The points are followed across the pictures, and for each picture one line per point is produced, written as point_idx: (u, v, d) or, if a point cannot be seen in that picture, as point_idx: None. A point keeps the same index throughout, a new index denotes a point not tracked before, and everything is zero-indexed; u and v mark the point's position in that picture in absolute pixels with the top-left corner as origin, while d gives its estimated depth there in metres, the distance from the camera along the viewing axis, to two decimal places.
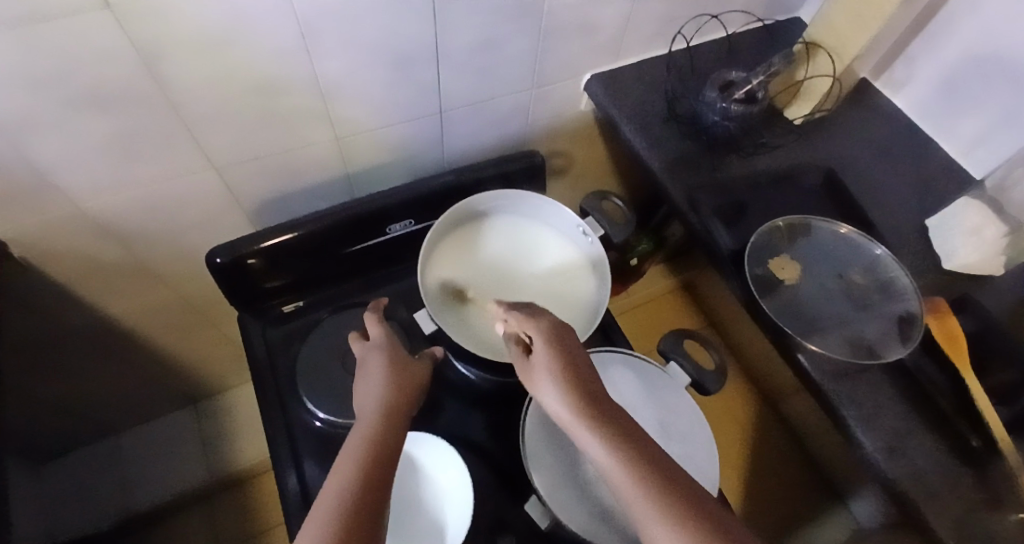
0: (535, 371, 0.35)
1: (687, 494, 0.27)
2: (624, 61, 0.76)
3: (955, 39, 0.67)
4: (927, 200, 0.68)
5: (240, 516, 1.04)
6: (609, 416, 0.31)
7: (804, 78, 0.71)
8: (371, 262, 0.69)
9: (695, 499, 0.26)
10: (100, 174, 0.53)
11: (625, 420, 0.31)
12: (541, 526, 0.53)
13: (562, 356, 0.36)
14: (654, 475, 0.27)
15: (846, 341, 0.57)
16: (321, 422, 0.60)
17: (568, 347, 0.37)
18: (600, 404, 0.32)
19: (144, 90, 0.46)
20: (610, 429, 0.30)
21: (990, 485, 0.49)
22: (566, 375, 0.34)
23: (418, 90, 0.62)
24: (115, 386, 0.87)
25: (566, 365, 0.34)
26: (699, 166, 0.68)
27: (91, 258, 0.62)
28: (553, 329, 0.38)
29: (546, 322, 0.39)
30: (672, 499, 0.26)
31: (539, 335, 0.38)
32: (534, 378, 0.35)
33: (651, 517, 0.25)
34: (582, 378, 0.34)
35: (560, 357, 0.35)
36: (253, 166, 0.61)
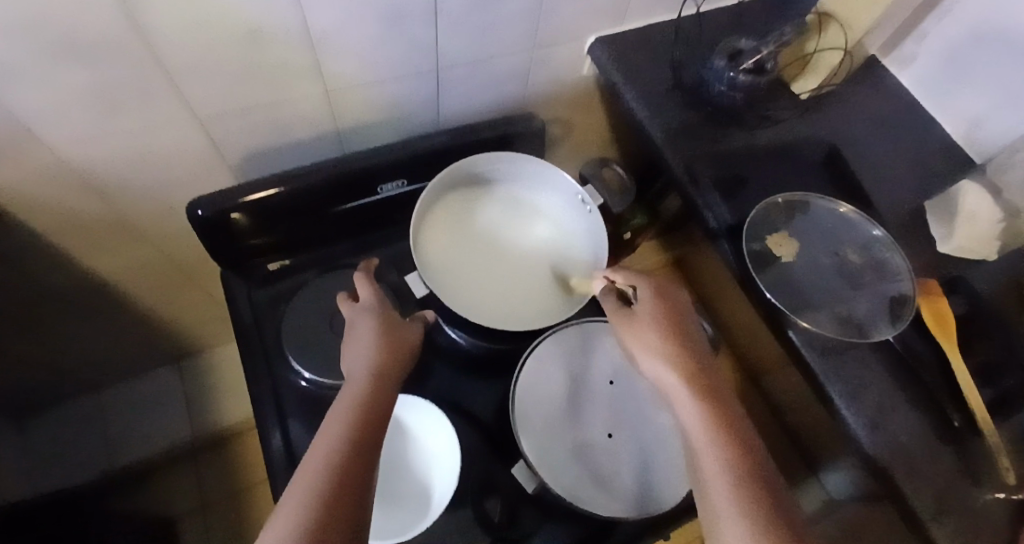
0: (638, 318, 0.46)
1: (734, 423, 0.37)
2: (629, 25, 0.73)
3: (966, 14, 0.65)
4: (926, 180, 0.67)
5: (227, 473, 1.05)
6: (693, 365, 0.41)
7: (813, 51, 0.69)
8: (362, 223, 0.67)
9: (742, 431, 0.36)
10: (78, 123, 0.50)
11: (699, 366, 0.42)
12: (529, 490, 0.54)
13: (665, 316, 0.45)
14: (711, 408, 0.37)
15: (837, 318, 0.57)
16: (307, 382, 0.59)
17: (672, 306, 0.47)
18: (688, 352, 0.42)
19: (123, 36, 0.43)
20: (688, 371, 0.41)
21: (970, 462, 0.50)
22: (663, 330, 0.44)
23: (414, 46, 0.59)
24: (97, 345, 0.86)
25: (666, 322, 0.45)
26: (702, 137, 0.66)
27: (69, 212, 0.59)
28: (656, 289, 0.48)
29: (652, 285, 0.49)
30: (719, 419, 0.37)
31: (647, 291, 0.48)
32: (638, 325, 0.46)
33: (703, 438, 0.36)
34: (676, 331, 0.44)
35: (663, 312, 0.46)
36: (239, 118, 0.59)
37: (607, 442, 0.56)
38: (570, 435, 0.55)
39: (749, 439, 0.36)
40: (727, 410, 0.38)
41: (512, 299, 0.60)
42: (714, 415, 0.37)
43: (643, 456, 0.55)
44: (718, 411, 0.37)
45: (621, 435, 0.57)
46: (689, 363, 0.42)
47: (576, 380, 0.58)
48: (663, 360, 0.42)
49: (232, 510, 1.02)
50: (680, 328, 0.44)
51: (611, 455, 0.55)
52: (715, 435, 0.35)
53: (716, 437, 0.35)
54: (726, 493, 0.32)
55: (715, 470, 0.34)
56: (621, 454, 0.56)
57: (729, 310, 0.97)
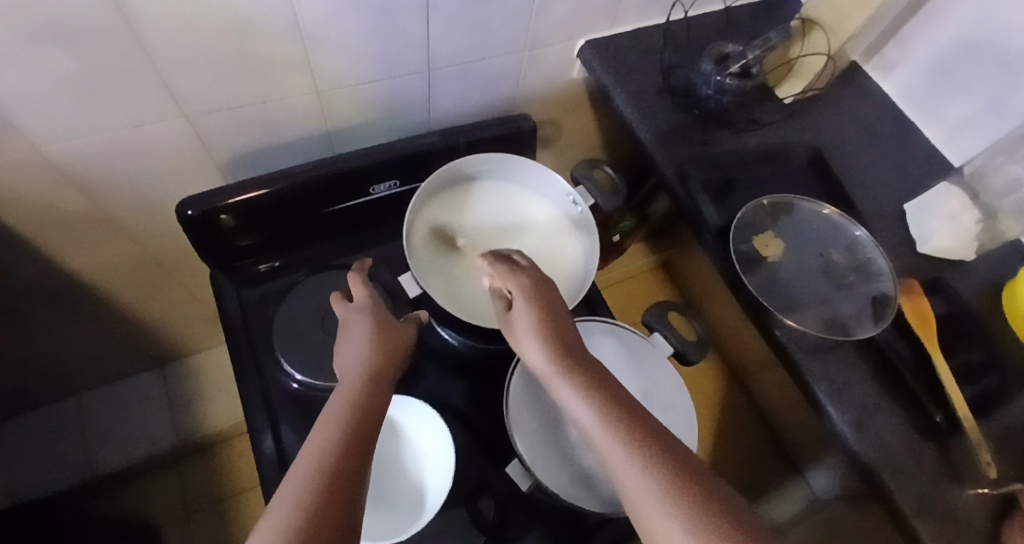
0: (516, 328, 0.42)
1: (634, 416, 0.32)
2: (618, 28, 0.74)
3: (951, 21, 0.67)
4: (908, 183, 0.69)
5: (212, 480, 1.03)
6: (576, 363, 0.37)
7: (798, 56, 0.70)
8: (353, 222, 0.67)
9: (639, 419, 0.32)
10: (60, 115, 0.49)
11: (582, 360, 0.37)
12: (522, 488, 0.54)
13: (538, 314, 0.41)
14: (601, 399, 0.33)
15: (822, 318, 0.59)
16: (298, 384, 0.59)
17: (549, 306, 0.42)
18: (574, 354, 0.38)
19: (106, 25, 0.42)
20: (576, 369, 0.36)
21: (952, 460, 0.51)
22: (545, 335, 0.39)
23: (405, 43, 0.59)
24: (78, 346, 0.84)
25: (545, 326, 0.40)
26: (691, 139, 0.68)
27: (50, 207, 0.58)
28: (533, 293, 0.44)
29: (526, 287, 0.44)
30: (609, 409, 0.33)
31: (520, 295, 0.44)
32: (519, 335, 0.41)
33: (607, 439, 0.31)
34: (555, 334, 0.39)
35: (544, 314, 0.41)
36: (229, 115, 0.58)
37: None
38: (562, 434, 0.55)
39: (649, 423, 0.32)
40: (616, 400, 0.34)
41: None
42: (616, 411, 0.32)
43: None
44: (608, 404, 0.33)
45: None
46: (578, 362, 0.37)
47: None
48: (552, 367, 0.37)
49: (219, 517, 1.01)
50: (556, 324, 0.40)
51: None
52: (616, 433, 0.31)
53: (619, 437, 0.31)
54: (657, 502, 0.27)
55: (625, 466, 0.29)
56: None
57: (716, 311, 0.98)
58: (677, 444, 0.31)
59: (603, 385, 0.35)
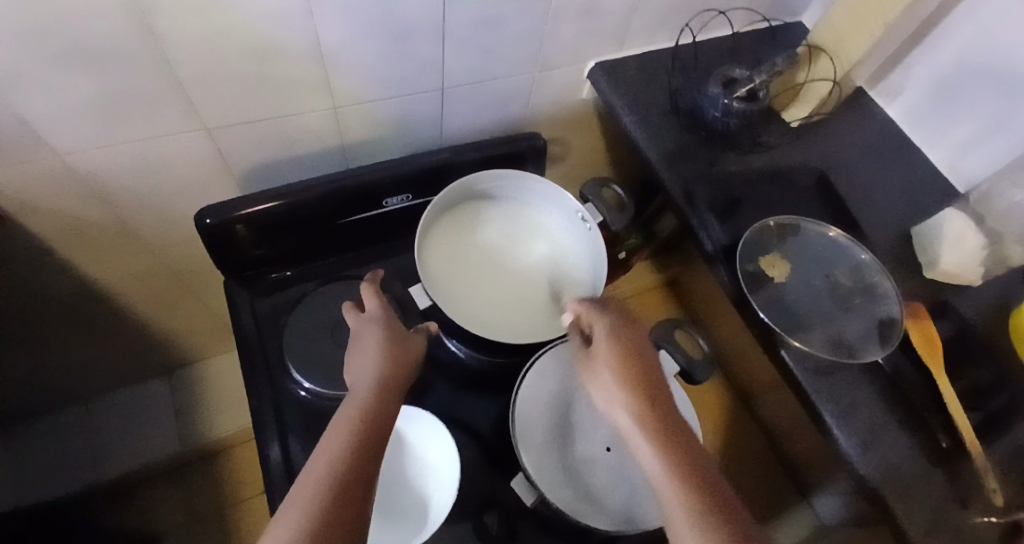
0: (597, 367, 0.41)
1: (715, 498, 0.30)
2: (628, 52, 0.76)
3: (952, 46, 0.68)
4: (914, 207, 0.70)
5: (214, 489, 1.03)
6: (661, 422, 0.35)
7: (803, 81, 0.72)
8: (366, 235, 0.68)
9: (726, 506, 0.30)
10: (87, 129, 0.51)
11: (668, 418, 0.36)
12: (527, 503, 0.53)
13: (623, 360, 0.40)
14: (683, 469, 0.32)
15: (830, 339, 0.59)
16: (307, 392, 0.59)
17: (636, 352, 0.42)
18: (657, 412, 0.36)
19: (135, 45, 0.44)
20: (656, 429, 0.35)
21: (961, 485, 0.51)
22: (626, 381, 0.38)
23: (420, 63, 0.61)
24: (90, 354, 0.85)
25: (628, 373, 0.39)
26: (698, 160, 0.69)
27: (73, 217, 0.60)
28: (617, 335, 0.43)
29: (610, 329, 0.44)
30: (694, 485, 0.31)
31: (604, 334, 0.44)
32: (598, 376, 0.41)
33: (681, 516, 0.29)
34: (641, 383, 0.38)
35: (627, 361, 0.40)
36: (248, 130, 0.60)
37: (604, 456, 0.57)
38: (569, 449, 0.57)
39: (734, 513, 0.30)
40: (700, 476, 0.31)
41: (513, 312, 0.60)
42: (696, 488, 0.30)
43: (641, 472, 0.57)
44: (693, 478, 0.31)
45: (618, 450, 0.58)
46: (660, 423, 0.35)
47: (578, 394, 0.59)
48: (631, 419, 0.36)
49: (220, 526, 1.00)
50: (641, 371, 0.39)
51: (608, 470, 0.57)
52: (694, 508, 0.29)
53: (698, 521, 0.28)
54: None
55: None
56: (617, 469, 0.57)
57: (722, 332, 0.99)
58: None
59: (684, 451, 0.33)
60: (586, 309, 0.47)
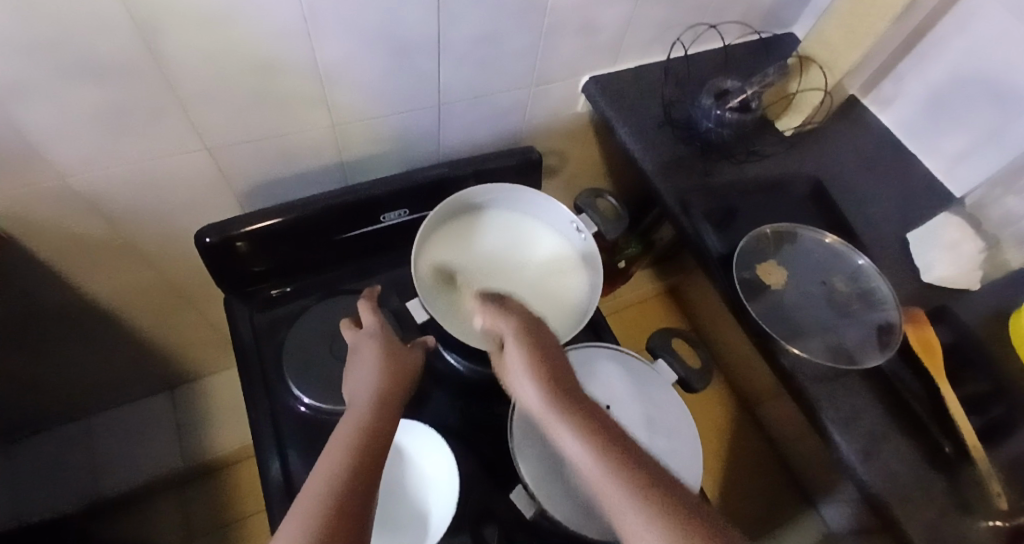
0: (512, 372, 0.40)
1: (639, 464, 0.30)
2: (622, 65, 0.77)
3: (944, 61, 0.69)
4: (910, 213, 0.70)
5: (216, 506, 1.02)
6: (576, 409, 0.34)
7: (796, 90, 0.73)
8: (364, 249, 0.69)
9: (637, 460, 0.30)
10: (90, 148, 0.52)
11: (574, 394, 0.36)
12: (528, 515, 0.53)
13: (529, 350, 0.40)
14: (597, 439, 0.32)
15: (828, 346, 0.59)
16: (306, 407, 0.59)
17: (543, 347, 0.40)
18: (569, 399, 0.35)
19: (139, 65, 0.46)
20: (574, 413, 0.34)
21: (963, 491, 0.50)
22: (535, 370, 0.38)
23: (417, 80, 0.62)
24: (92, 369, 0.85)
25: (535, 362, 0.38)
26: (693, 170, 0.69)
27: (74, 235, 0.61)
28: (525, 332, 0.42)
29: (515, 325, 0.43)
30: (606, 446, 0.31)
31: (510, 334, 0.42)
32: (514, 380, 0.39)
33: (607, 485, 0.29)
34: (548, 370, 0.38)
35: (538, 356, 0.39)
36: (248, 148, 0.61)
37: None
38: None
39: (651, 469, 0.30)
40: (613, 439, 0.32)
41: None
42: (618, 463, 0.30)
43: None
44: (606, 442, 0.31)
45: None
46: (565, 397, 0.35)
47: None
48: (545, 405, 0.35)
49: None
50: (548, 358, 0.39)
51: None
52: (608, 470, 0.29)
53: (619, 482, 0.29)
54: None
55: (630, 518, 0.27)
56: None
57: (723, 338, 0.98)
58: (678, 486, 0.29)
59: (594, 420, 0.33)
60: (489, 313, 0.46)
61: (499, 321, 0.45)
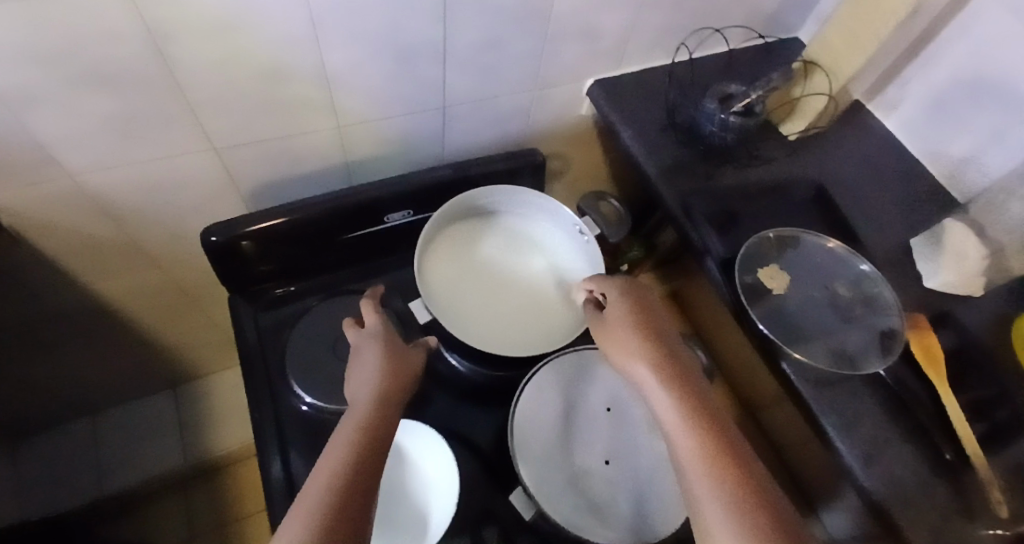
0: (609, 325, 0.47)
1: (715, 421, 0.36)
2: (626, 69, 0.77)
3: (949, 60, 0.69)
4: (913, 219, 0.70)
5: (217, 504, 1.03)
6: (670, 369, 0.41)
7: (799, 95, 0.74)
8: (368, 250, 0.69)
9: (719, 423, 0.36)
10: (98, 150, 0.52)
11: (676, 359, 0.42)
12: (526, 516, 0.54)
13: (635, 317, 0.46)
14: (686, 400, 0.38)
15: (832, 351, 0.58)
16: (308, 406, 0.60)
17: (649, 317, 0.47)
18: (663, 357, 0.42)
19: (148, 71, 0.46)
20: (671, 377, 0.40)
21: (965, 497, 0.50)
22: (639, 330, 0.45)
23: (422, 84, 0.63)
24: (97, 369, 0.86)
25: (639, 324, 0.45)
26: (696, 174, 0.69)
27: (83, 235, 0.61)
28: (629, 297, 0.49)
29: (625, 291, 0.50)
30: (695, 408, 0.37)
31: (616, 296, 0.50)
32: (609, 333, 0.47)
33: (683, 433, 0.36)
34: (648, 333, 0.44)
35: (638, 321, 0.46)
36: (253, 150, 0.61)
37: (604, 469, 0.56)
38: (569, 460, 0.56)
39: (728, 431, 0.36)
40: (701, 404, 0.38)
41: (513, 326, 0.61)
42: (697, 418, 0.36)
43: (640, 484, 0.55)
44: (695, 405, 0.38)
45: (618, 463, 0.57)
46: (662, 359, 0.42)
47: (576, 406, 0.59)
48: (639, 364, 0.42)
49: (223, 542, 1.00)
50: (652, 324, 0.46)
51: (607, 482, 0.55)
52: (688, 425, 0.36)
53: (697, 437, 0.35)
54: (719, 506, 0.31)
55: (693, 464, 0.34)
56: (616, 482, 0.56)
57: (726, 343, 0.99)
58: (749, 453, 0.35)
59: (686, 387, 0.39)
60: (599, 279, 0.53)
61: (604, 285, 0.52)
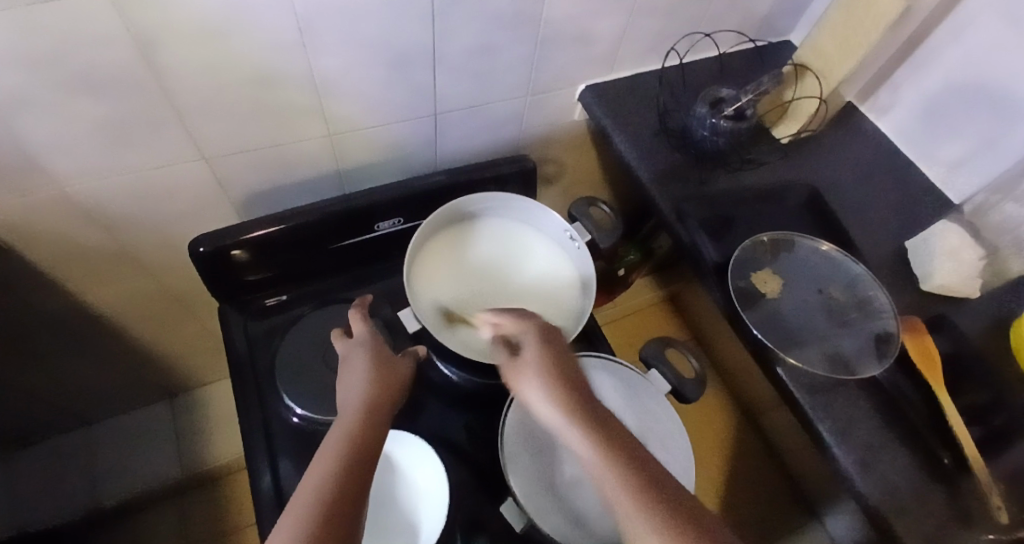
0: (526, 377, 0.40)
1: (676, 505, 0.31)
2: (617, 74, 0.77)
3: (940, 68, 0.69)
4: (908, 221, 0.70)
5: (212, 516, 1.01)
6: (606, 436, 0.34)
7: (791, 98, 0.73)
8: (360, 258, 0.69)
9: (675, 502, 0.31)
10: (87, 159, 0.52)
11: (605, 423, 0.36)
12: (517, 528, 0.53)
13: (555, 369, 0.39)
14: (632, 478, 0.31)
15: (826, 356, 0.58)
16: (298, 418, 0.59)
17: (564, 368, 0.40)
18: (594, 420, 0.35)
19: (136, 77, 0.46)
20: (608, 449, 0.33)
21: (962, 502, 0.49)
22: (560, 388, 0.37)
23: (412, 91, 0.62)
24: (91, 378, 0.86)
25: (559, 380, 0.38)
26: (689, 179, 0.69)
27: (73, 245, 0.61)
28: (544, 342, 0.42)
29: (539, 336, 0.42)
30: (640, 485, 0.31)
31: (531, 343, 0.42)
32: (528, 388, 0.39)
33: (643, 528, 0.29)
34: (572, 389, 0.38)
35: (559, 377, 0.38)
36: (244, 158, 0.61)
37: None
38: (559, 470, 0.55)
39: (688, 507, 0.31)
40: (650, 483, 0.32)
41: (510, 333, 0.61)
42: (647, 498, 0.30)
43: None
44: (642, 482, 0.31)
45: None
46: (590, 425, 0.35)
47: None
48: (572, 433, 0.35)
49: None
50: (570, 377, 0.39)
51: None
52: (645, 511, 0.30)
53: (660, 529, 0.29)
54: None
55: None
56: None
57: (723, 348, 0.98)
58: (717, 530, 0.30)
59: (626, 458, 0.33)
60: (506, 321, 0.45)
61: (515, 328, 0.44)
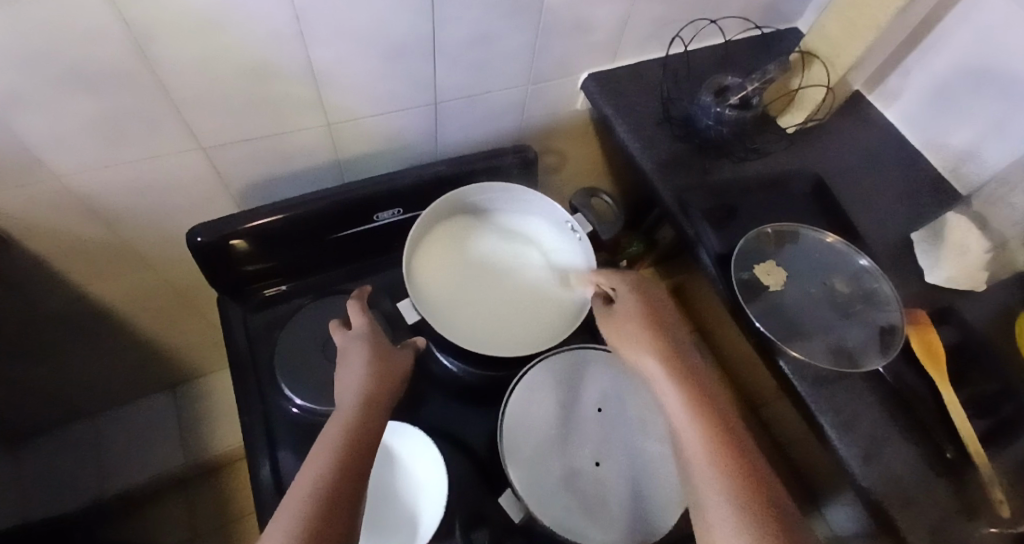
0: (624, 320, 0.52)
1: (716, 413, 0.40)
2: (620, 62, 0.76)
3: (951, 51, 0.67)
4: (914, 212, 0.69)
5: (217, 504, 1.03)
6: (676, 359, 0.46)
7: (798, 87, 0.72)
8: (359, 249, 0.68)
9: (711, 397, 0.42)
10: (83, 152, 0.52)
11: (681, 352, 0.47)
12: (516, 520, 0.53)
13: (645, 315, 0.51)
14: (689, 388, 0.43)
15: (830, 348, 0.57)
16: (298, 409, 0.59)
17: (656, 315, 0.51)
18: (666, 343, 0.47)
19: (129, 69, 0.45)
20: (673, 362, 0.45)
21: (965, 495, 0.49)
22: (649, 327, 0.49)
23: (413, 80, 0.62)
24: (93, 370, 0.86)
25: (648, 322, 0.50)
26: (692, 169, 0.68)
27: (71, 237, 0.61)
28: (639, 297, 0.53)
29: (633, 289, 0.54)
30: (694, 394, 0.42)
31: (625, 290, 0.55)
32: (624, 327, 0.51)
33: (683, 414, 0.41)
34: (655, 329, 0.49)
35: (646, 317, 0.50)
36: (243, 148, 0.61)
37: (594, 470, 0.56)
38: (558, 462, 0.55)
39: (724, 416, 0.40)
40: (695, 379, 0.44)
41: (503, 310, 0.62)
42: (706, 418, 0.40)
43: (631, 484, 0.55)
44: (692, 384, 0.43)
45: (609, 463, 0.56)
46: (665, 345, 0.47)
47: (566, 406, 0.58)
48: (649, 353, 0.47)
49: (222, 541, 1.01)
50: (660, 322, 0.50)
51: (598, 484, 0.55)
52: (689, 406, 0.41)
53: (695, 419, 0.40)
54: (710, 471, 0.36)
55: (690, 436, 0.39)
56: (608, 483, 0.55)
57: (726, 338, 0.98)
58: (742, 434, 0.40)
59: (686, 367, 0.45)
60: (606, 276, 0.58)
61: (614, 285, 0.57)
